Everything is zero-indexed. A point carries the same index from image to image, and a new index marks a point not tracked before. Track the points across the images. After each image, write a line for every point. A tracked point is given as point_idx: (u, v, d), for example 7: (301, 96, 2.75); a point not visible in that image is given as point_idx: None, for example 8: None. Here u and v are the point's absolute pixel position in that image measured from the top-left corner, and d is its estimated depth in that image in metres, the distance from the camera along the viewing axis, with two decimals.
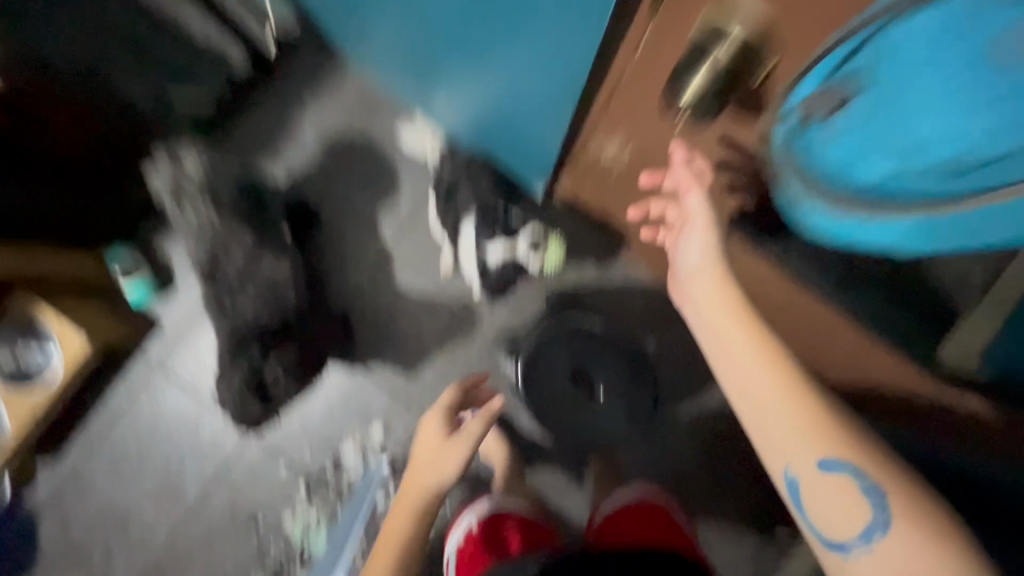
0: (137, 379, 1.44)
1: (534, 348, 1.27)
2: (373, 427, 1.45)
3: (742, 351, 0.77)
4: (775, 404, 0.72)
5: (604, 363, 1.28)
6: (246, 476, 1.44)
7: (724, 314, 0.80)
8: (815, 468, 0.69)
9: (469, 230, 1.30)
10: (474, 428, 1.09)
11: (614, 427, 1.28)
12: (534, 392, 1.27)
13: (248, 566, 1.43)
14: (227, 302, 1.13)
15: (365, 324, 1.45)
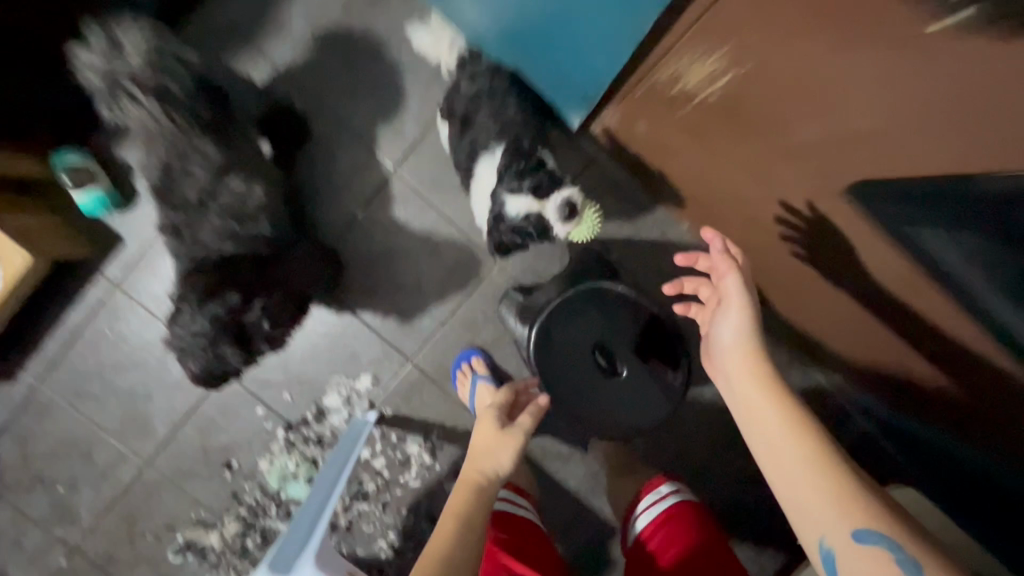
0: (96, 302, 1.27)
1: (550, 316, 1.09)
2: (361, 377, 1.30)
3: (770, 421, 0.73)
4: (803, 477, 0.66)
5: (631, 337, 1.11)
6: (219, 417, 1.32)
7: (752, 383, 0.77)
8: (848, 542, 0.60)
9: (487, 170, 1.05)
10: (527, 425, 1.00)
11: (634, 411, 1.11)
12: (547, 364, 1.10)
13: (221, 509, 1.35)
14: (185, 228, 0.94)
15: (357, 262, 1.26)
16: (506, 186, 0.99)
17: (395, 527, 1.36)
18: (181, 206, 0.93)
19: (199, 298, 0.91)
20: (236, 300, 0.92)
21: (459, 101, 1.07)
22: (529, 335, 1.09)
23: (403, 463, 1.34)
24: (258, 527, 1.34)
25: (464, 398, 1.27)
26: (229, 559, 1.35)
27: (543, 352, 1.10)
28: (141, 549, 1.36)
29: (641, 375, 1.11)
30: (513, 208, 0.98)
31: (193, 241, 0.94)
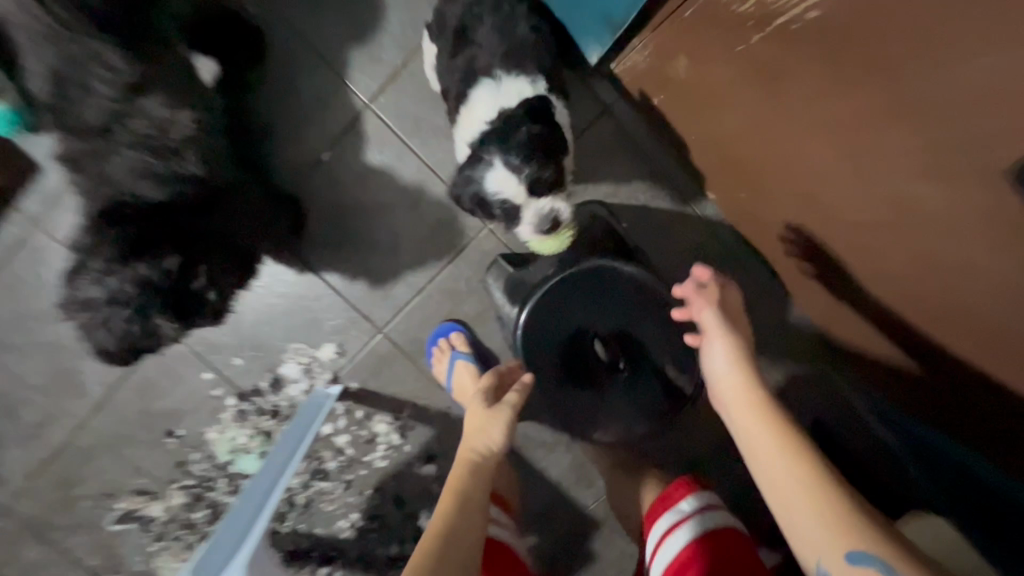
0: (12, 241, 1.08)
1: (544, 295, 0.93)
2: (323, 346, 1.14)
3: (761, 438, 0.70)
4: (793, 496, 0.63)
5: (636, 328, 0.96)
6: (161, 380, 1.16)
7: (744, 398, 0.75)
8: (841, 563, 0.56)
9: (485, 100, 0.85)
10: (515, 402, 0.87)
11: (630, 408, 0.99)
12: (539, 351, 0.95)
13: (165, 478, 1.22)
14: (90, 160, 0.75)
15: (321, 213, 1.07)
16: (502, 158, 0.83)
17: (357, 508, 1.24)
18: (84, 132, 0.74)
19: (118, 258, 0.74)
20: (174, 262, 0.76)
21: (450, 21, 0.86)
22: (519, 317, 0.93)
23: (368, 442, 1.20)
24: (206, 500, 1.22)
25: (440, 376, 1.12)
26: (174, 530, 1.24)
27: (533, 336, 0.95)
28: (77, 516, 1.23)
29: (643, 369, 0.98)
30: (495, 192, 0.85)
31: (103, 178, 0.76)
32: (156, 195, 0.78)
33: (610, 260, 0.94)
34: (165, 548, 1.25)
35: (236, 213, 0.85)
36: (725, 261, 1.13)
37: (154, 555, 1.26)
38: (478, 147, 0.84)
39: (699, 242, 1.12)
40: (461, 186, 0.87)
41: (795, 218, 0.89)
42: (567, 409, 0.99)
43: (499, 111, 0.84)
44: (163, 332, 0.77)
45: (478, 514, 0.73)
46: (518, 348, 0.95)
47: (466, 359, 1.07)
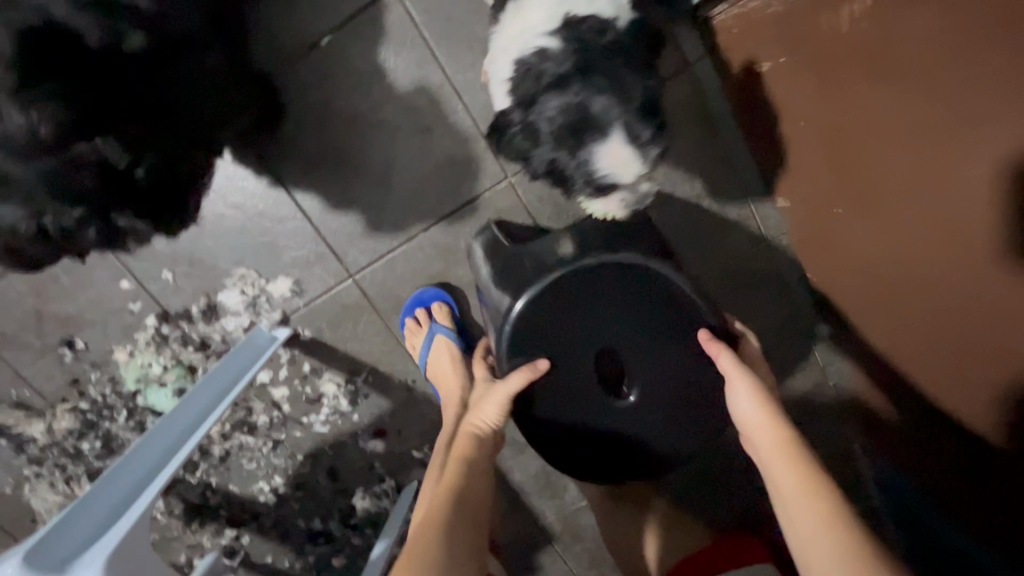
0: None
1: (551, 285, 0.75)
2: (277, 280, 0.93)
3: (777, 468, 0.58)
4: (811, 535, 0.52)
5: (659, 347, 0.78)
6: (62, 278, 0.92)
7: (770, 430, 0.61)
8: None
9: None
10: (518, 382, 0.73)
11: (626, 441, 0.79)
12: (533, 349, 0.77)
13: (54, 394, 1.00)
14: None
15: (304, 116, 0.84)
16: (625, 128, 0.58)
17: (282, 472, 1.06)
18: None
19: (55, 142, 0.50)
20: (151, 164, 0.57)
21: None
22: (515, 303, 0.75)
23: (310, 402, 1.01)
24: (100, 429, 1.01)
25: (415, 348, 0.94)
26: (56, 458, 1.03)
27: (526, 332, 0.76)
28: None
29: (658, 400, 0.79)
30: (607, 177, 0.60)
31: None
32: (135, 48, 0.54)
33: (632, 254, 0.75)
34: (41, 476, 1.04)
35: (211, 87, 0.64)
36: (767, 285, 0.97)
37: (26, 482, 1.05)
38: (570, 104, 0.59)
39: (744, 254, 0.95)
40: (542, 159, 0.61)
41: (862, 236, 0.77)
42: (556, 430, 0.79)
43: (561, 16, 0.61)
44: (127, 241, 0.61)
45: (482, 501, 0.67)
46: (504, 342, 0.77)
47: (446, 335, 0.91)
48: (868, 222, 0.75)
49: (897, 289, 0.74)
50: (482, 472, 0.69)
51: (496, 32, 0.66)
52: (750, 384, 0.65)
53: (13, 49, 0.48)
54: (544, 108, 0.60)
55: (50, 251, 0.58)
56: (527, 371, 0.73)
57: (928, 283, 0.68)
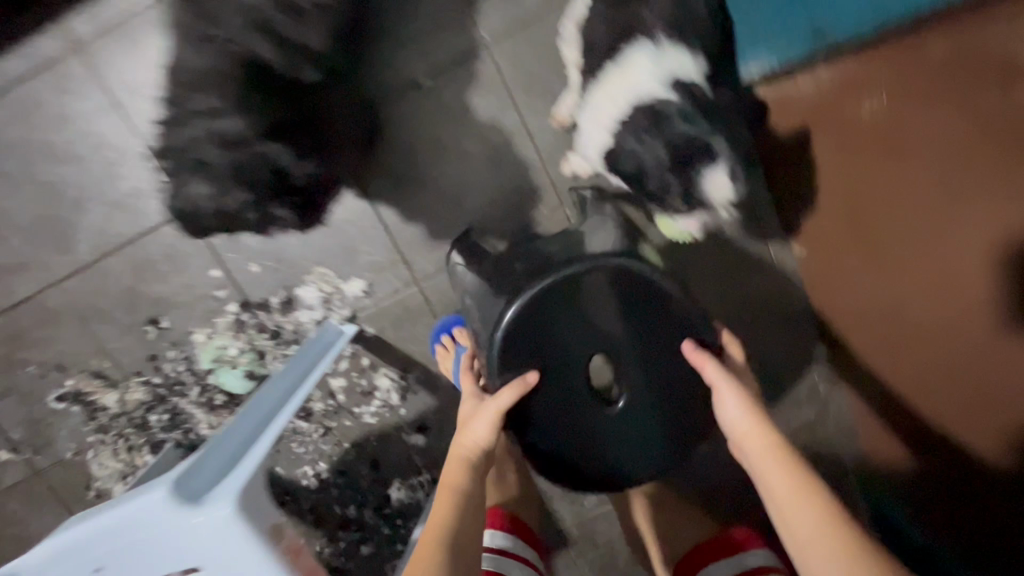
0: (43, 58, 0.94)
1: (538, 295, 0.80)
2: (352, 280, 1.05)
3: (771, 475, 0.65)
4: (805, 538, 0.61)
5: (645, 352, 0.83)
6: (162, 262, 1.04)
7: (758, 437, 0.68)
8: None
9: (643, 58, 0.75)
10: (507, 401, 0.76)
11: (615, 444, 0.85)
12: (527, 358, 0.82)
13: (130, 368, 1.09)
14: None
15: (398, 142, 0.98)
16: (727, 162, 0.74)
17: (327, 458, 1.15)
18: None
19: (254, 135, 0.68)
20: (310, 166, 0.73)
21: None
22: (506, 311, 0.80)
23: (364, 393, 1.11)
24: (169, 403, 1.10)
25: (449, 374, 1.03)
26: (121, 427, 1.11)
27: (518, 341, 0.81)
28: (15, 381, 1.10)
29: (645, 403, 0.85)
30: (706, 196, 0.75)
31: (210, 16, 0.67)
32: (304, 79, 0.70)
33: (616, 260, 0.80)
34: (106, 443, 1.13)
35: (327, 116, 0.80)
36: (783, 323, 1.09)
37: (90, 447, 1.13)
38: (680, 133, 0.73)
39: (761, 292, 1.07)
40: (654, 178, 0.75)
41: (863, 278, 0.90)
42: (549, 432, 0.84)
43: (669, 75, 0.74)
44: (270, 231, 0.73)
45: (478, 514, 0.74)
46: (497, 352, 0.81)
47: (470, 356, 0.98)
48: (875, 268, 0.87)
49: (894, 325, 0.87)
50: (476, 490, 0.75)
51: (595, 85, 0.78)
52: (738, 395, 0.71)
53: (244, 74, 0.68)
54: (646, 144, 0.74)
55: (222, 227, 0.73)
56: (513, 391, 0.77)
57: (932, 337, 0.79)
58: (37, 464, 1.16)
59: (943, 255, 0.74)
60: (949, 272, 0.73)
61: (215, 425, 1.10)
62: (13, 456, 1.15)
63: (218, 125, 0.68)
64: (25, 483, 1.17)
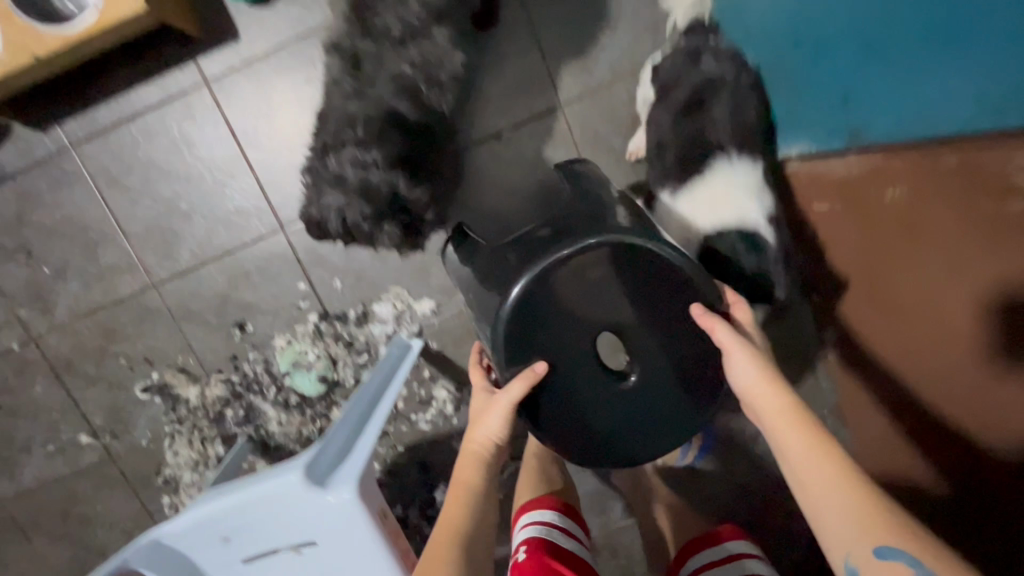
0: (177, 89, 1.08)
1: (551, 272, 0.72)
2: (422, 300, 1.18)
3: (788, 435, 0.67)
4: (821, 492, 0.63)
5: (659, 328, 0.78)
6: (255, 272, 1.16)
7: (772, 396, 0.69)
8: (869, 559, 0.57)
9: (733, 185, 0.87)
10: (519, 392, 0.75)
11: (637, 424, 0.82)
12: (532, 351, 0.76)
13: (212, 366, 1.20)
14: (368, 62, 0.86)
15: (475, 183, 1.12)
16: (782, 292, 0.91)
17: (381, 459, 1.26)
18: (376, 36, 0.85)
19: (383, 164, 0.84)
20: (418, 193, 0.87)
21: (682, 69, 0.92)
22: (510, 293, 0.72)
23: (422, 402, 1.23)
24: (245, 400, 1.21)
25: None
26: (197, 420, 1.22)
27: (525, 323, 0.74)
28: (107, 370, 1.21)
29: (659, 377, 0.80)
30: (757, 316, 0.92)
31: (366, 81, 0.85)
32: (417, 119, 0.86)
33: (626, 234, 0.72)
34: (181, 433, 1.23)
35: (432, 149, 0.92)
36: None
37: (166, 436, 1.24)
38: (764, 264, 0.87)
39: None
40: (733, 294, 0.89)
41: (863, 312, 1.00)
42: (559, 420, 0.80)
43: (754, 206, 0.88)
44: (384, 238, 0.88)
45: (487, 510, 0.81)
46: (502, 346, 0.75)
47: None
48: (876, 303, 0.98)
49: (890, 351, 0.97)
50: (488, 487, 0.81)
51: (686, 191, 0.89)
52: (749, 356, 0.71)
53: (384, 117, 0.85)
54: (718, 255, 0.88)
55: (343, 233, 0.89)
56: (525, 381, 0.74)
57: (938, 379, 0.90)
58: (113, 449, 1.26)
59: (933, 295, 0.87)
60: (939, 311, 0.87)
61: (285, 422, 1.21)
62: (92, 439, 1.25)
63: (359, 152, 0.84)
64: (98, 467, 1.27)
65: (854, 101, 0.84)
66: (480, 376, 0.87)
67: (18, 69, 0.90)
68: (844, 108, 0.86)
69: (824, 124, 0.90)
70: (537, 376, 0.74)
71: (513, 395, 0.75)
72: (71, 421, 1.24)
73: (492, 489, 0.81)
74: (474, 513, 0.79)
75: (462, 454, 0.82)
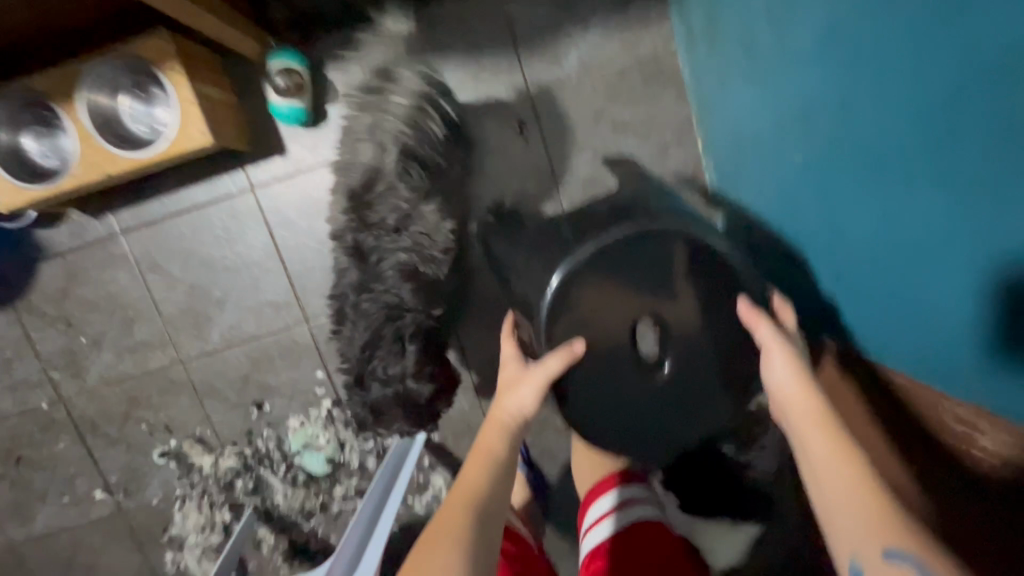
0: (224, 192, 1.18)
1: (606, 245, 0.78)
2: None
3: (806, 433, 0.64)
4: (837, 493, 0.59)
5: (712, 315, 0.80)
6: (276, 358, 1.26)
7: (801, 397, 0.67)
8: (879, 559, 0.54)
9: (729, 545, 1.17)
10: (555, 367, 0.77)
11: (665, 408, 0.83)
12: (573, 329, 0.80)
13: (227, 438, 1.29)
14: (371, 254, 1.02)
15: (488, 298, 1.20)
16: None
17: None
18: (375, 229, 1.01)
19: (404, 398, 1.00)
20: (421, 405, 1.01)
21: None
22: (549, 281, 0.79)
23: (419, 487, 1.32)
24: (254, 473, 1.29)
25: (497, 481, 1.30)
26: (208, 486, 1.30)
27: (564, 305, 0.79)
28: (128, 434, 1.30)
29: (698, 367, 0.81)
30: None
31: (371, 274, 1.01)
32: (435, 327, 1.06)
33: (681, 223, 0.79)
34: (191, 498, 1.31)
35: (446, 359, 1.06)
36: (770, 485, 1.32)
37: (176, 499, 1.32)
38: None
39: None
40: None
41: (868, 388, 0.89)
42: (587, 398, 0.82)
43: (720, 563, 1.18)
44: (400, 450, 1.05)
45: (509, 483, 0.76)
46: (542, 321, 0.80)
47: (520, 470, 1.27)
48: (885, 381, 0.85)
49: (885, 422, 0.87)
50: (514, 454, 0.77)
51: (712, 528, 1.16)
52: (788, 356, 0.70)
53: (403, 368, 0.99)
54: None
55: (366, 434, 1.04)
56: (569, 355, 0.77)
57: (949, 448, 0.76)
58: (125, 505, 1.33)
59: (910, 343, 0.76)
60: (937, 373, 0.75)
61: (290, 495, 1.30)
62: (106, 495, 1.33)
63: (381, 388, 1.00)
64: (108, 520, 1.34)
65: (846, 283, 0.83)
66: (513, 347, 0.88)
67: (86, 183, 1.00)
68: (839, 286, 0.84)
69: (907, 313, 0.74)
70: (576, 355, 0.77)
71: (552, 370, 0.77)
72: (88, 477, 1.32)
73: (514, 463, 0.77)
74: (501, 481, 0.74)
75: (486, 421, 0.80)
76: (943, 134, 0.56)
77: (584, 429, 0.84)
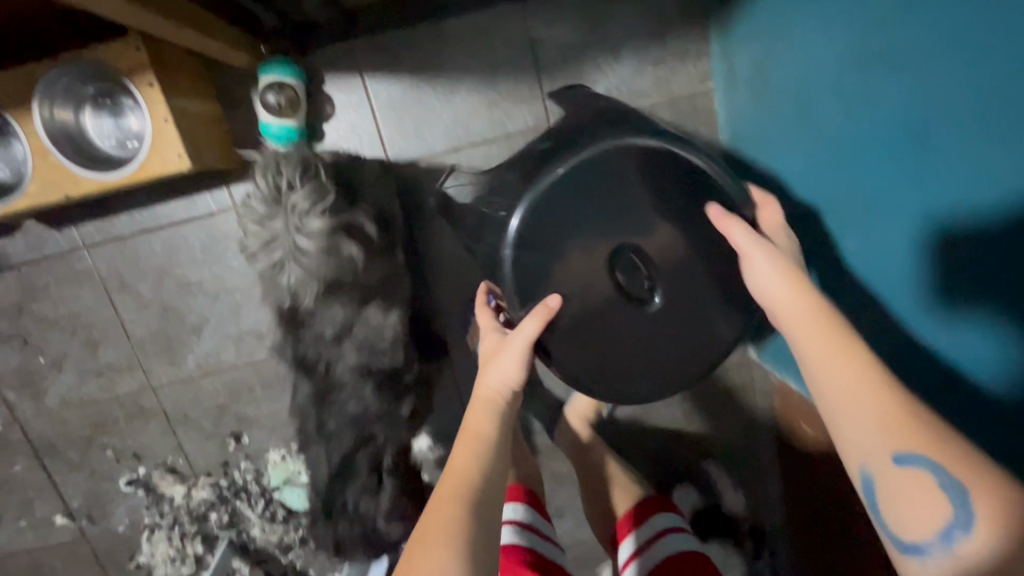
0: (203, 210, 1.07)
1: (573, 170, 0.67)
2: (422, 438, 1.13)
3: (801, 331, 0.54)
4: (843, 405, 0.50)
5: (694, 231, 0.70)
6: (258, 389, 1.17)
7: (793, 291, 0.57)
8: (888, 465, 0.47)
9: None
10: (531, 332, 0.66)
11: (662, 351, 0.72)
12: (545, 284, 0.69)
13: (202, 469, 1.21)
14: (318, 365, 0.91)
15: None
16: None
17: None
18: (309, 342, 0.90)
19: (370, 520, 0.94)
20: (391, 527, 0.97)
21: None
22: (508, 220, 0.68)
23: None
24: (230, 505, 1.21)
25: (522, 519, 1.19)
26: (179, 516, 1.22)
27: (529, 241, 0.68)
28: (91, 459, 1.20)
29: (689, 296, 0.71)
30: None
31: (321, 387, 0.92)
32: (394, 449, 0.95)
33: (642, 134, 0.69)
34: (160, 528, 1.23)
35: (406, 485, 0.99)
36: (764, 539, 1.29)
37: (144, 528, 1.23)
38: None
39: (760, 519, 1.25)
40: None
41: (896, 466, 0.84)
42: (567, 342, 0.70)
43: None
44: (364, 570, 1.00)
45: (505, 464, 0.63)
46: (508, 283, 0.70)
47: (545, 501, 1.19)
48: None
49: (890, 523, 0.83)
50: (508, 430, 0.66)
51: None
52: (769, 252, 0.60)
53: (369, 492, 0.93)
54: None
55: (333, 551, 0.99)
56: (545, 313, 0.66)
57: None
58: (87, 531, 1.25)
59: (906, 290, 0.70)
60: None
61: (267, 530, 1.22)
62: (67, 521, 1.24)
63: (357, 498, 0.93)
64: (69, 546, 1.26)
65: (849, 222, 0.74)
66: (490, 318, 0.76)
67: (39, 205, 0.87)
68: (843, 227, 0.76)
69: (887, 286, 0.71)
70: (552, 309, 0.66)
71: (529, 335, 0.66)
72: (47, 501, 1.23)
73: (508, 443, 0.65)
74: (498, 471, 0.61)
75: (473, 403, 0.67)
76: (954, 114, 0.52)
77: (569, 378, 0.71)
